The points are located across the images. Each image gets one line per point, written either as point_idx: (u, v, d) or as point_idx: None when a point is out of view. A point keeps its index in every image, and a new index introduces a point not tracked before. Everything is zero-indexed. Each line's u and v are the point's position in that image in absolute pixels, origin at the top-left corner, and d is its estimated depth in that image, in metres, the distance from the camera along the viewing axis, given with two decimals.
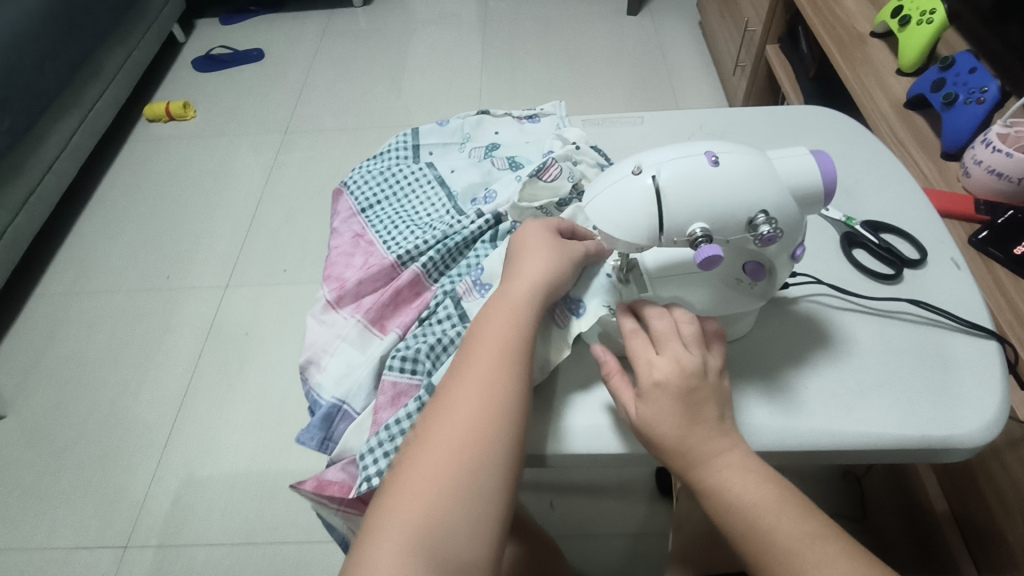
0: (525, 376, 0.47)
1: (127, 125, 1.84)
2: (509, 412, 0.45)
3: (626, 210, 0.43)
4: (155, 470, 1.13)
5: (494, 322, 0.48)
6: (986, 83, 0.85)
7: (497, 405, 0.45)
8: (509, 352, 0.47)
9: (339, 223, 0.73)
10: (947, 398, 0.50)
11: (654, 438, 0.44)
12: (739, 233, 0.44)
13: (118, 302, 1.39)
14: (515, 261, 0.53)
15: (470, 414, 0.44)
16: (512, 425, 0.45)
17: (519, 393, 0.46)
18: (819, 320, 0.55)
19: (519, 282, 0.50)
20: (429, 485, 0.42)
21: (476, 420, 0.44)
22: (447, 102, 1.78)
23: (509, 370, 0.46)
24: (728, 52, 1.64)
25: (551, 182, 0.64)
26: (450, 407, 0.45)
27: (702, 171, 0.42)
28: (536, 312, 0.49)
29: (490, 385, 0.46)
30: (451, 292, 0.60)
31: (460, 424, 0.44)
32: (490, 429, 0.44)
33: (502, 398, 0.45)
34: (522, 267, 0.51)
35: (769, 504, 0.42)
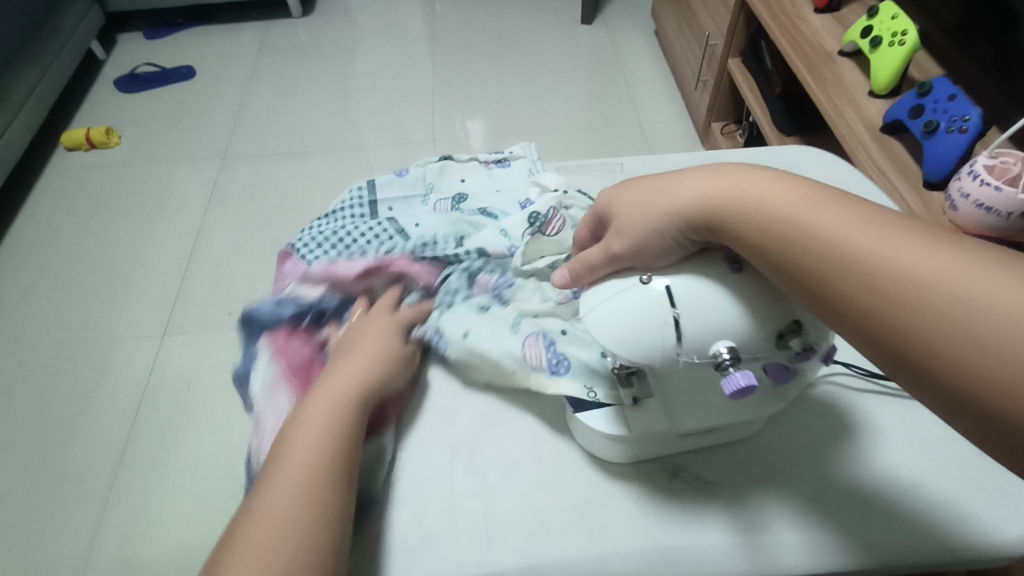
0: (343, 449, 0.43)
1: (43, 153, 1.67)
2: (325, 489, 0.41)
3: (635, 326, 0.36)
4: (88, 554, 1.00)
5: (325, 389, 0.47)
6: (967, 111, 0.81)
7: (301, 488, 0.41)
8: (331, 443, 0.43)
9: (292, 267, 0.62)
10: (985, 494, 0.45)
11: (827, 254, 0.32)
12: (768, 351, 0.37)
13: (39, 359, 1.24)
14: (360, 326, 0.53)
15: (282, 488, 0.41)
16: (321, 504, 0.40)
17: (335, 476, 0.42)
18: (838, 407, 0.50)
19: (353, 360, 0.49)
20: (253, 573, 0.37)
21: (281, 506, 0.40)
22: (398, 118, 1.68)
23: (325, 455, 0.43)
24: (687, 63, 1.60)
25: (556, 237, 0.58)
26: (270, 491, 0.41)
27: (723, 282, 0.36)
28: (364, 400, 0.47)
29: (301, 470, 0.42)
30: (473, 267, 0.58)
31: (267, 506, 0.40)
32: (293, 515, 0.39)
33: (317, 479, 0.41)
34: (359, 341, 0.51)
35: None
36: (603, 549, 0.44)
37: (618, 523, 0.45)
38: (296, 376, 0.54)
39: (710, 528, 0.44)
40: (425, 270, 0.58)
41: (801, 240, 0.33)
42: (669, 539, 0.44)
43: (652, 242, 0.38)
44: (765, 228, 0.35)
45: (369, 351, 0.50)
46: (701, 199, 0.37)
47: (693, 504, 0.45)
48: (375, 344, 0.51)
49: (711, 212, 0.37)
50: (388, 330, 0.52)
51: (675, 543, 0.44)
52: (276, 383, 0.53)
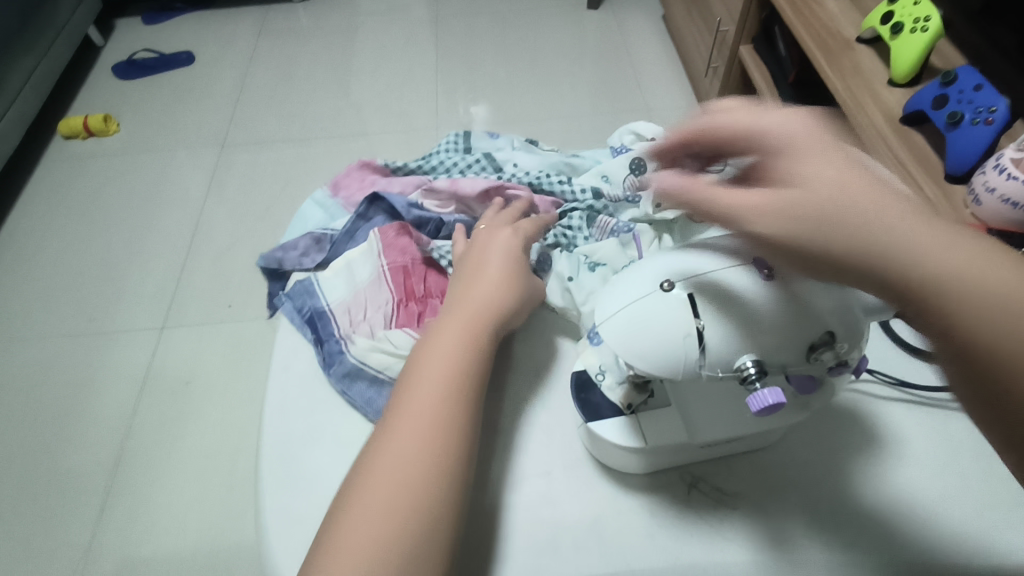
0: (463, 425, 0.39)
1: (41, 142, 1.64)
2: (440, 470, 0.37)
3: (655, 339, 0.33)
4: (89, 551, 0.99)
5: (433, 353, 0.42)
6: (993, 101, 0.78)
7: (414, 468, 0.37)
8: (449, 417, 0.39)
9: (402, 181, 0.63)
10: (1020, 511, 0.43)
11: (1021, 367, 0.26)
12: (797, 363, 0.35)
13: (38, 352, 1.23)
14: (468, 273, 0.48)
15: (396, 464, 0.37)
16: (437, 486, 0.37)
17: (456, 456, 0.38)
18: (863, 417, 0.47)
19: (463, 315, 0.44)
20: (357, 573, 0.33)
21: (390, 493, 0.36)
22: (401, 104, 1.65)
23: (441, 429, 0.38)
24: (697, 49, 1.56)
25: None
26: (377, 473, 0.37)
27: (753, 291, 0.33)
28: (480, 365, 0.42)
29: (415, 446, 0.38)
30: (588, 208, 0.58)
31: (376, 488, 0.36)
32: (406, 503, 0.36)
33: (432, 459, 0.37)
34: (473, 288, 0.46)
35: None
36: (617, 566, 0.42)
37: (632, 540, 0.43)
38: (401, 275, 0.55)
39: (731, 544, 0.42)
40: (545, 202, 0.59)
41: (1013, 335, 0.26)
42: (687, 555, 0.42)
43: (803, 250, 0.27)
44: (978, 306, 0.26)
45: (483, 306, 0.45)
46: (928, 259, 0.26)
47: (712, 519, 0.43)
48: (489, 296, 0.46)
49: (931, 283, 0.26)
50: (503, 281, 0.47)
51: (694, 561, 0.41)
52: (381, 274, 0.55)
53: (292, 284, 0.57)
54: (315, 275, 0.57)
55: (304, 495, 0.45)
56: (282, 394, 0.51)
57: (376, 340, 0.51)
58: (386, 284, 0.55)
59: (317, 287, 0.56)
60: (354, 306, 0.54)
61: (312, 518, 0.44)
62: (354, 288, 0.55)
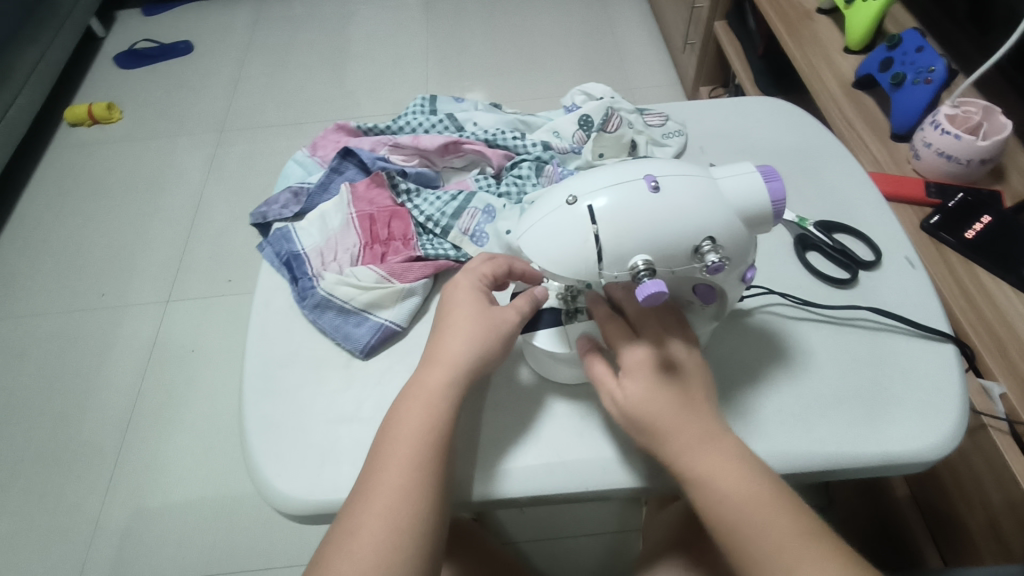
0: (440, 472, 0.42)
1: (48, 130, 1.71)
2: (421, 522, 0.41)
3: (561, 244, 0.39)
4: (102, 504, 1.06)
5: (412, 408, 0.43)
6: (933, 62, 0.83)
7: (398, 521, 0.40)
8: (428, 470, 0.42)
9: (372, 139, 0.69)
10: (905, 409, 0.49)
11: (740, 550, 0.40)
12: (685, 263, 0.40)
13: (50, 325, 1.30)
14: (446, 316, 0.47)
15: (381, 512, 0.40)
16: (418, 536, 0.40)
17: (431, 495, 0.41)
18: (774, 332, 0.53)
19: (438, 367, 0.44)
20: (381, 514, 0.40)
21: (376, 547, 0.39)
22: (392, 87, 1.71)
23: (422, 478, 0.41)
24: (676, 28, 1.60)
25: (614, 133, 0.65)
26: (365, 526, 0.40)
27: (642, 200, 0.39)
28: (453, 406, 0.44)
29: (393, 498, 0.41)
30: (537, 161, 0.64)
31: (364, 542, 0.39)
32: (392, 550, 0.39)
33: (411, 505, 0.41)
34: (448, 334, 0.45)
35: (773, 508, 0.40)
36: (551, 458, 0.48)
37: (565, 438, 0.49)
38: (367, 221, 0.62)
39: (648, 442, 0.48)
40: (498, 154, 0.65)
41: (735, 529, 0.40)
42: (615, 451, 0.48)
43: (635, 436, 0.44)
44: (718, 503, 0.41)
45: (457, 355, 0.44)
46: (684, 469, 0.42)
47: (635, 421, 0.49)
48: (461, 339, 0.45)
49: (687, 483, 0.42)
50: (479, 323, 0.45)
51: (617, 453, 0.48)
52: (349, 221, 0.62)
53: (272, 231, 0.63)
54: (292, 224, 0.63)
55: (282, 404, 0.52)
56: (261, 325, 0.57)
57: (343, 275, 0.59)
58: (354, 229, 0.61)
59: (293, 234, 0.62)
60: (326, 249, 0.61)
61: (287, 424, 0.51)
62: (326, 234, 0.62)
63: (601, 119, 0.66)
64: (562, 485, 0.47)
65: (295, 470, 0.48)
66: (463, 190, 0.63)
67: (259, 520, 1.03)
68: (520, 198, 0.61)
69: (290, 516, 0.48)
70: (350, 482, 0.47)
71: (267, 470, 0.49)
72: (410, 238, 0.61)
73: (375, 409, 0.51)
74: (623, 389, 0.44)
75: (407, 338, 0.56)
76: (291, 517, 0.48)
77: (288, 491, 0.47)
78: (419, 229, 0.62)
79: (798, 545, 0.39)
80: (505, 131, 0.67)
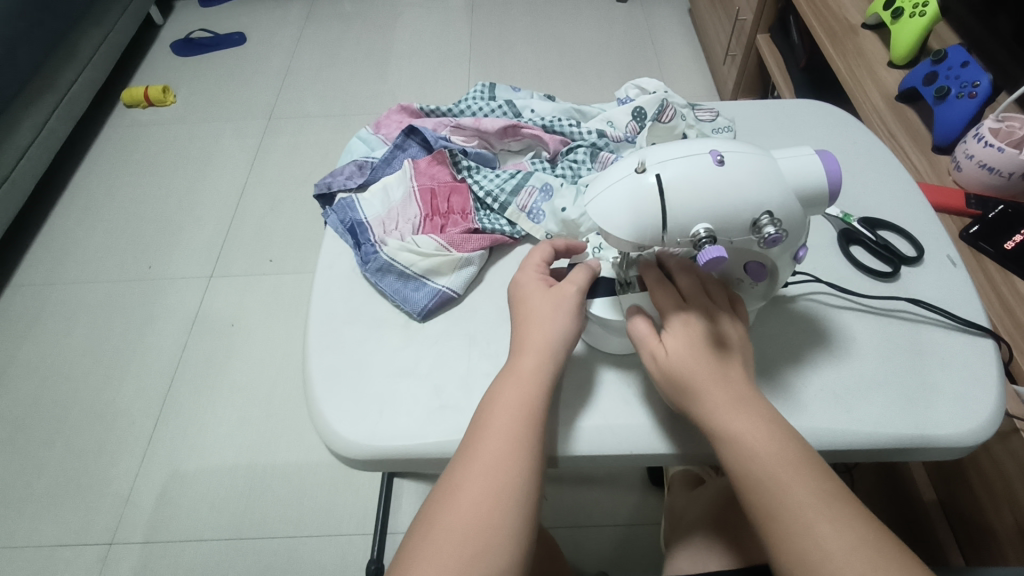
0: (538, 445, 0.44)
1: (105, 110, 1.79)
2: (523, 490, 0.42)
3: (627, 211, 0.42)
4: (139, 465, 1.10)
5: (506, 387, 0.46)
6: (978, 77, 0.84)
7: (500, 488, 0.42)
8: (528, 443, 0.44)
9: (434, 119, 0.73)
10: (943, 396, 0.50)
11: (764, 508, 0.41)
12: (743, 234, 0.43)
13: (99, 293, 1.35)
14: (519, 305, 0.50)
15: (482, 486, 0.42)
16: (521, 503, 0.42)
17: (532, 465, 0.44)
18: (818, 319, 0.55)
19: (529, 353, 0.47)
20: (480, 492, 0.42)
21: (481, 509, 0.41)
22: (434, 86, 1.76)
23: (522, 450, 0.44)
24: (718, 40, 1.63)
25: (668, 124, 0.66)
26: (467, 491, 0.42)
27: (707, 172, 0.42)
28: (547, 385, 0.47)
29: (493, 477, 0.42)
30: (592, 147, 0.67)
31: (468, 504, 0.42)
32: (495, 513, 0.41)
33: (514, 474, 0.43)
34: (533, 320, 0.49)
35: (799, 469, 0.41)
36: (600, 422, 0.50)
37: (616, 404, 0.51)
38: (428, 195, 0.65)
39: None
40: (555, 139, 0.69)
41: (761, 487, 0.41)
42: (662, 419, 0.50)
43: (671, 396, 0.45)
44: (747, 460, 0.42)
45: (546, 339, 0.47)
46: (717, 427, 0.43)
47: None
48: (545, 327, 0.48)
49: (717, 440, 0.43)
50: (556, 308, 0.49)
51: (663, 419, 0.50)
52: (411, 194, 0.65)
53: (336, 201, 0.67)
54: (355, 194, 0.67)
55: (345, 356, 0.55)
56: (325, 285, 0.61)
57: (404, 243, 0.62)
58: (415, 202, 0.65)
59: (356, 204, 0.66)
60: (388, 219, 0.64)
61: (348, 376, 0.54)
62: (388, 205, 0.65)
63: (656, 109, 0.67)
64: (611, 446, 0.49)
65: (354, 417, 0.51)
66: (521, 170, 0.67)
67: (290, 490, 1.06)
68: (575, 181, 0.65)
69: (346, 460, 0.51)
70: (406, 431, 0.50)
71: (327, 415, 0.52)
72: (468, 213, 0.64)
73: (431, 367, 0.54)
74: (664, 349, 0.46)
75: (462, 304, 0.59)
76: (348, 460, 0.51)
77: (346, 435, 0.50)
78: (476, 204, 0.65)
79: (818, 503, 0.40)
80: (562, 119, 0.71)
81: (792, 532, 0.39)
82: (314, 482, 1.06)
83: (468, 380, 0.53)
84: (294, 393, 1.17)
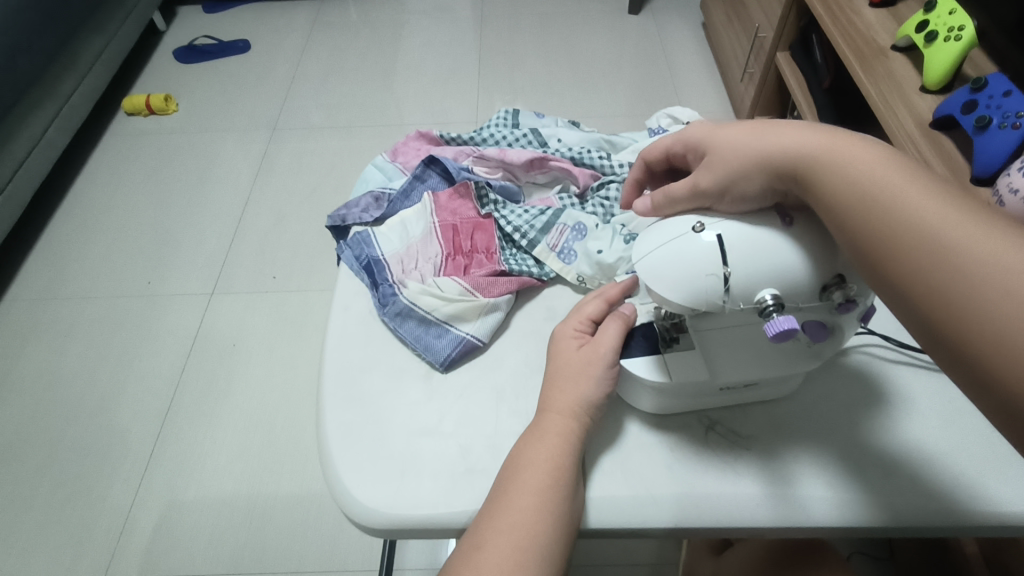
0: (566, 504, 0.41)
1: (106, 118, 1.75)
2: (549, 551, 0.39)
3: (685, 272, 0.39)
4: (136, 492, 1.06)
5: (535, 440, 0.44)
6: (1021, 107, 0.80)
7: (521, 545, 0.39)
8: (555, 497, 0.41)
9: (455, 149, 0.70)
10: (1017, 467, 0.46)
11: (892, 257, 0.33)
12: (810, 301, 0.39)
13: (96, 309, 1.31)
14: (552, 361, 0.48)
15: (509, 543, 0.39)
16: (546, 563, 0.39)
17: (559, 525, 0.40)
18: (873, 376, 0.51)
19: (559, 404, 0.45)
20: (504, 552, 0.39)
21: (504, 571, 0.38)
22: (443, 97, 1.72)
23: (551, 506, 0.41)
24: (734, 56, 1.60)
25: None
26: (490, 547, 0.39)
27: (773, 233, 0.38)
28: (577, 441, 0.44)
29: (519, 533, 0.39)
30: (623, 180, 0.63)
31: (492, 563, 0.38)
32: (519, 572, 0.38)
33: (539, 532, 0.40)
34: (565, 373, 0.46)
35: (962, 202, 0.33)
36: (638, 490, 0.46)
37: (651, 467, 0.47)
38: (451, 232, 0.61)
39: (742, 480, 0.46)
40: (585, 174, 0.65)
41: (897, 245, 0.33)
42: (702, 486, 0.46)
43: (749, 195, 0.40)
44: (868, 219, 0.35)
45: (576, 393, 0.45)
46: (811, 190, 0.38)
47: (727, 455, 0.47)
48: (575, 383, 0.46)
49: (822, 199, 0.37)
50: (585, 366, 0.46)
51: (701, 483, 0.46)
52: (432, 231, 0.62)
53: (350, 234, 0.63)
54: (371, 228, 0.63)
55: (361, 411, 0.51)
56: (339, 329, 0.56)
57: (425, 285, 0.58)
58: (437, 239, 0.61)
59: (373, 238, 0.61)
60: (407, 257, 0.60)
61: (364, 432, 0.50)
62: (406, 241, 0.61)
63: None
64: (645, 517, 0.45)
65: (371, 480, 0.47)
66: (549, 206, 0.63)
67: (292, 522, 1.01)
68: (607, 220, 0.61)
69: (363, 528, 0.46)
70: (429, 498, 0.46)
71: (344, 478, 0.47)
72: (493, 252, 0.60)
73: (456, 425, 0.50)
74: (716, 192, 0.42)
75: (486, 354, 0.55)
76: (363, 528, 0.47)
77: (363, 501, 0.46)
78: (502, 241, 0.61)
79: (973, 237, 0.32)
80: (591, 150, 0.67)
81: (943, 251, 0.31)
82: (316, 513, 1.02)
83: (495, 441, 0.49)
84: (297, 419, 1.12)
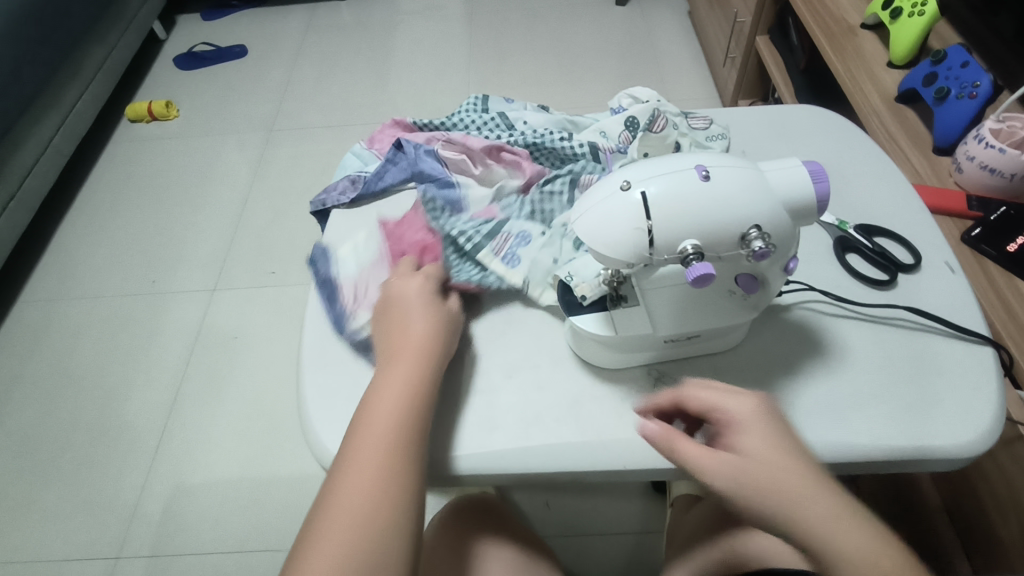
0: (419, 460, 0.45)
1: (110, 125, 1.81)
2: (399, 504, 0.43)
3: (615, 228, 0.42)
4: (145, 478, 1.11)
5: (382, 398, 0.47)
6: (978, 77, 0.83)
7: (378, 474, 0.43)
8: (397, 444, 0.45)
9: (424, 133, 0.73)
10: (940, 406, 0.50)
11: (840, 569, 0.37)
12: (731, 249, 0.43)
13: (104, 307, 1.37)
14: (400, 321, 0.53)
15: (359, 494, 0.43)
16: (395, 512, 0.43)
17: (412, 479, 0.44)
18: (813, 327, 0.55)
19: (402, 371, 0.49)
20: (355, 499, 0.42)
21: (356, 516, 0.42)
22: (434, 94, 1.76)
23: (398, 462, 0.44)
24: (717, 42, 1.63)
25: (660, 134, 0.65)
26: (350, 473, 0.44)
27: (692, 187, 0.41)
28: (422, 401, 0.48)
29: (369, 485, 0.43)
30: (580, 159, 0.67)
31: (344, 510, 0.42)
32: (366, 522, 0.42)
33: (386, 482, 0.43)
34: (403, 348, 0.50)
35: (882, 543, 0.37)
36: (590, 436, 0.50)
37: (606, 417, 0.51)
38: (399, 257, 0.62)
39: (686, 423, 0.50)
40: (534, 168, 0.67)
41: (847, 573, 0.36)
42: None
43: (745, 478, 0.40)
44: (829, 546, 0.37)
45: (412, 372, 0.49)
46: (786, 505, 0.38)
47: None
48: (411, 359, 0.50)
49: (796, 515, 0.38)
50: (421, 353, 0.50)
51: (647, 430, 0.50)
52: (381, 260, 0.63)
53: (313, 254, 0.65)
54: (332, 250, 0.65)
55: (338, 377, 0.55)
56: (319, 304, 0.61)
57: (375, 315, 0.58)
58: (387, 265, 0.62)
59: (330, 264, 0.63)
60: (358, 286, 0.61)
61: (339, 396, 0.54)
62: (359, 268, 0.62)
63: (648, 119, 0.66)
64: (600, 463, 0.49)
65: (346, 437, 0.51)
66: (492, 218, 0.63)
67: (292, 501, 1.06)
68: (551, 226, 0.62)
69: None
70: None
71: (321, 437, 0.52)
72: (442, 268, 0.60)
73: None
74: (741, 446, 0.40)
75: None
76: None
77: None
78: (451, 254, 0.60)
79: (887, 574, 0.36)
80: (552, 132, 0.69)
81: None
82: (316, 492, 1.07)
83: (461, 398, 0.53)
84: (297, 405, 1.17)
